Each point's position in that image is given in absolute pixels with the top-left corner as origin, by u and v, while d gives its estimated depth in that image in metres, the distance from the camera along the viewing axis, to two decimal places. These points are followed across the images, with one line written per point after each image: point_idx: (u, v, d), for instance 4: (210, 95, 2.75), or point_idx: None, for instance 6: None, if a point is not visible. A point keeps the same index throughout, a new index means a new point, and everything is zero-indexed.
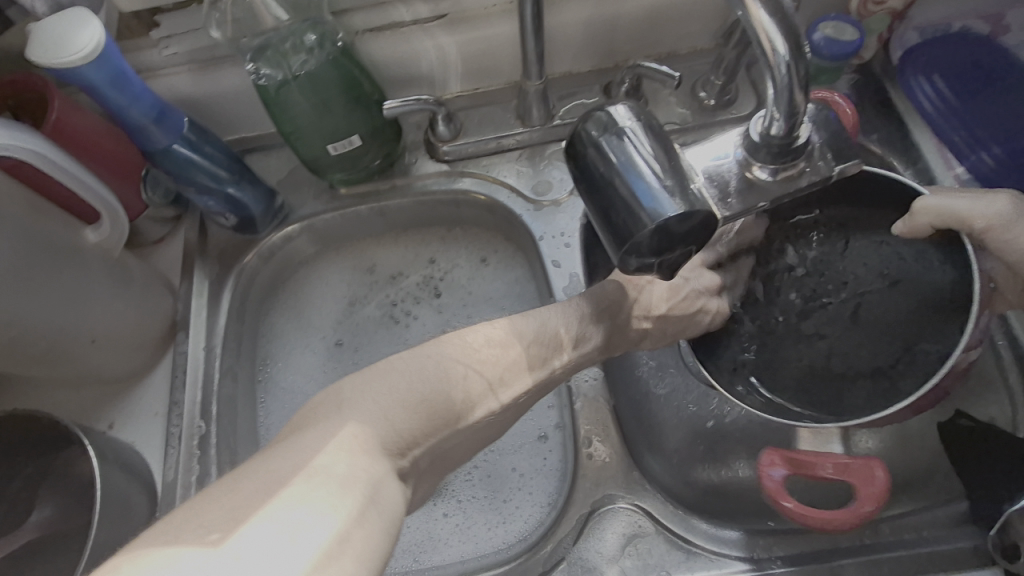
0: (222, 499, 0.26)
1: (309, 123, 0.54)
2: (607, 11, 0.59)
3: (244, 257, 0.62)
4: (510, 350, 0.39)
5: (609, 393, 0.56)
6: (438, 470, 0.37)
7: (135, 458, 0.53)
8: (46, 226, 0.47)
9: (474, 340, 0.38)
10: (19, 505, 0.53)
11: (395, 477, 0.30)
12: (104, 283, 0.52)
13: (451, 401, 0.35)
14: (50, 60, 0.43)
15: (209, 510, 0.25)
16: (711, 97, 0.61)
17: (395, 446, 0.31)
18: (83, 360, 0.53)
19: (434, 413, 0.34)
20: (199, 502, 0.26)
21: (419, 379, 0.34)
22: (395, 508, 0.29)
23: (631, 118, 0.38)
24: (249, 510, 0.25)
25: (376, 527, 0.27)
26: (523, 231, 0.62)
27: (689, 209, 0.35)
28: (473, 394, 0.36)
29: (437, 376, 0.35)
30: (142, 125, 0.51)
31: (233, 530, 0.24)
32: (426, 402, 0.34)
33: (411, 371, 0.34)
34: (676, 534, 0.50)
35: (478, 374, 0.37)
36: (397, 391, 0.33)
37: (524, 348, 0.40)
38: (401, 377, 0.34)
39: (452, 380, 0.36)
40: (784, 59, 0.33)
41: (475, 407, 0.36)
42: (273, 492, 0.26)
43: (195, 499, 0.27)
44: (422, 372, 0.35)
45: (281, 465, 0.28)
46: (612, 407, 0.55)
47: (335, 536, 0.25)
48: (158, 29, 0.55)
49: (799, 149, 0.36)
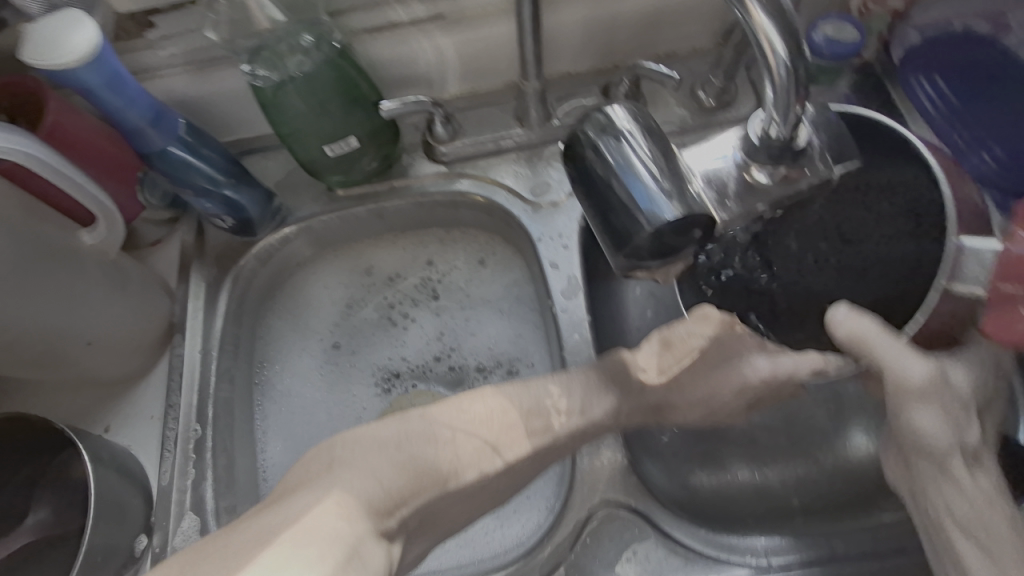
0: (220, 552, 0.29)
1: (305, 125, 0.54)
2: (606, 11, 0.58)
3: (241, 259, 0.61)
4: (503, 417, 0.42)
5: None
6: (427, 523, 0.38)
7: (131, 462, 0.53)
8: (41, 229, 0.47)
9: (468, 408, 0.42)
10: (15, 508, 0.53)
11: (377, 539, 0.31)
12: (100, 286, 0.52)
13: (444, 476, 0.38)
14: (43, 62, 0.43)
15: (208, 560, 0.28)
16: (710, 98, 0.61)
17: (382, 507, 0.34)
18: (79, 363, 0.53)
19: (422, 476, 0.37)
20: (194, 556, 0.29)
21: (409, 445, 0.38)
22: (377, 564, 0.30)
23: (630, 120, 0.38)
24: (248, 558, 0.28)
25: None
26: (522, 233, 0.61)
27: (688, 213, 0.35)
28: (461, 458, 0.39)
29: (427, 442, 0.39)
30: (139, 127, 0.51)
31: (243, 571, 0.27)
32: (415, 465, 0.37)
33: (400, 438, 0.38)
34: (676, 539, 0.49)
35: (467, 447, 0.40)
36: (388, 455, 0.37)
37: (520, 416, 0.42)
38: (393, 452, 0.37)
39: (433, 451, 0.38)
40: (782, 60, 0.32)
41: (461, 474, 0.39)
42: (268, 543, 0.28)
43: (197, 549, 0.30)
44: (411, 448, 0.38)
45: (263, 524, 0.30)
46: None
47: None
48: (153, 30, 0.54)
49: (798, 152, 0.36)
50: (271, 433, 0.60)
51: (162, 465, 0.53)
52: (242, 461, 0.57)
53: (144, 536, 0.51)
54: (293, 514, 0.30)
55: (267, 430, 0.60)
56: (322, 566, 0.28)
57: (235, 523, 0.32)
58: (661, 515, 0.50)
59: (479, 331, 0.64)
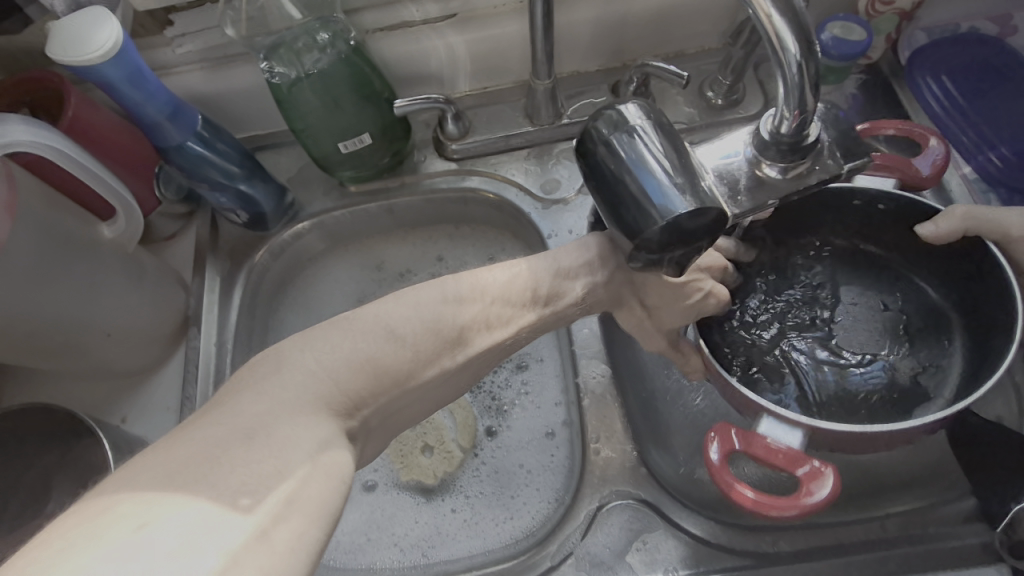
0: (162, 461, 0.27)
1: (320, 121, 0.55)
2: (616, 10, 0.59)
3: (255, 254, 0.62)
4: (480, 300, 0.39)
5: (616, 390, 0.55)
6: (389, 428, 0.38)
7: (146, 452, 0.54)
8: (62, 220, 0.48)
9: (447, 291, 0.38)
10: (34, 496, 0.54)
11: (341, 441, 0.31)
12: (119, 278, 0.53)
13: (426, 355, 0.37)
14: (68, 58, 0.44)
15: (150, 470, 0.27)
16: (718, 97, 0.61)
17: (340, 407, 0.33)
18: (97, 353, 0.54)
19: (382, 375, 0.35)
20: (138, 463, 0.28)
21: (368, 338, 0.35)
22: (346, 467, 0.31)
23: (641, 116, 0.39)
24: (219, 467, 0.27)
25: (331, 483, 0.29)
26: (531, 229, 0.62)
27: (699, 206, 0.35)
28: (424, 353, 0.37)
29: (387, 337, 0.35)
30: (157, 122, 0.52)
31: (262, 498, 0.27)
32: (376, 363, 0.35)
33: (360, 333, 0.35)
34: (683, 530, 0.50)
35: (449, 313, 0.38)
36: (344, 352, 0.34)
37: (501, 293, 0.40)
38: (364, 334, 0.35)
39: (415, 337, 0.36)
40: (795, 58, 0.33)
41: (432, 366, 0.37)
42: (233, 458, 0.28)
43: (139, 456, 0.28)
44: (390, 332, 0.36)
45: (222, 424, 0.29)
46: (619, 404, 0.55)
47: (287, 495, 0.27)
48: (172, 27, 0.55)
49: (808, 147, 0.37)
50: None
51: None
52: None
53: None
54: (254, 428, 0.29)
55: None
56: (286, 478, 0.28)
57: (182, 427, 0.30)
58: (668, 507, 0.51)
59: None
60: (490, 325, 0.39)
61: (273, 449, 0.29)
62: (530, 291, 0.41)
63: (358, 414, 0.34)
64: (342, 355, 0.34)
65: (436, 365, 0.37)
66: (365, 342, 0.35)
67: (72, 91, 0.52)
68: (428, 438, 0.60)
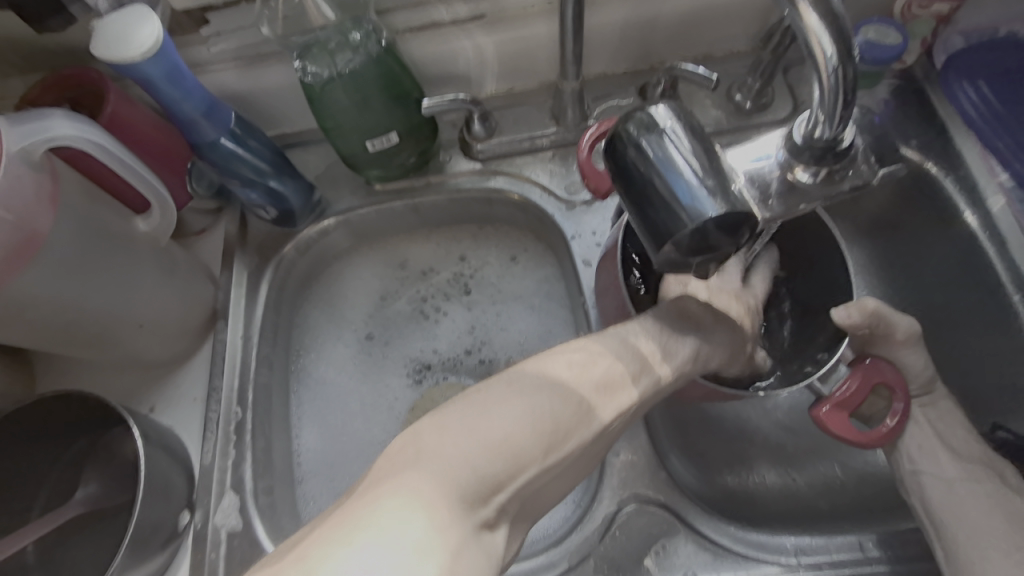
0: (300, 557, 0.25)
1: (349, 120, 0.55)
2: (646, 12, 0.59)
3: (282, 250, 0.63)
4: (595, 364, 0.37)
5: None
6: (528, 512, 0.34)
7: (174, 441, 0.55)
8: (101, 213, 0.50)
9: (556, 364, 0.36)
10: (66, 480, 0.55)
11: (472, 534, 0.28)
12: (151, 270, 0.54)
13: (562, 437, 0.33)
14: (111, 56, 0.45)
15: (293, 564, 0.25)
16: (747, 100, 0.61)
17: (475, 495, 0.29)
18: (129, 343, 0.55)
19: (520, 451, 0.31)
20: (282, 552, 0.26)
21: (519, 415, 0.32)
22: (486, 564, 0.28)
23: (672, 118, 0.39)
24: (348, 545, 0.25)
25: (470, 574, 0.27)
26: (555, 231, 0.62)
27: (730, 211, 0.35)
28: (568, 423, 0.34)
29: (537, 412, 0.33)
30: (193, 119, 0.53)
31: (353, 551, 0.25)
32: (521, 437, 0.32)
33: (512, 407, 0.32)
34: (704, 535, 0.49)
35: (568, 393, 0.35)
36: (490, 428, 0.31)
37: (615, 360, 0.38)
38: (498, 412, 0.32)
39: (555, 406, 0.33)
40: (831, 62, 0.33)
41: (567, 447, 0.34)
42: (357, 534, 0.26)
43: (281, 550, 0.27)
44: (522, 414, 0.32)
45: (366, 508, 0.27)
46: None
47: None
48: (207, 27, 0.56)
49: (841, 153, 0.36)
50: (306, 420, 0.62)
51: (204, 446, 0.55)
52: (279, 446, 0.59)
53: (187, 514, 0.53)
54: (371, 488, 0.28)
55: (302, 417, 0.62)
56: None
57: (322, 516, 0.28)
58: (690, 511, 0.50)
59: (509, 326, 0.66)
60: (615, 396, 0.36)
61: (398, 521, 0.26)
62: (626, 363, 0.38)
63: (493, 502, 0.30)
64: (486, 437, 0.31)
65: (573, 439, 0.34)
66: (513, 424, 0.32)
67: (111, 88, 0.54)
68: None
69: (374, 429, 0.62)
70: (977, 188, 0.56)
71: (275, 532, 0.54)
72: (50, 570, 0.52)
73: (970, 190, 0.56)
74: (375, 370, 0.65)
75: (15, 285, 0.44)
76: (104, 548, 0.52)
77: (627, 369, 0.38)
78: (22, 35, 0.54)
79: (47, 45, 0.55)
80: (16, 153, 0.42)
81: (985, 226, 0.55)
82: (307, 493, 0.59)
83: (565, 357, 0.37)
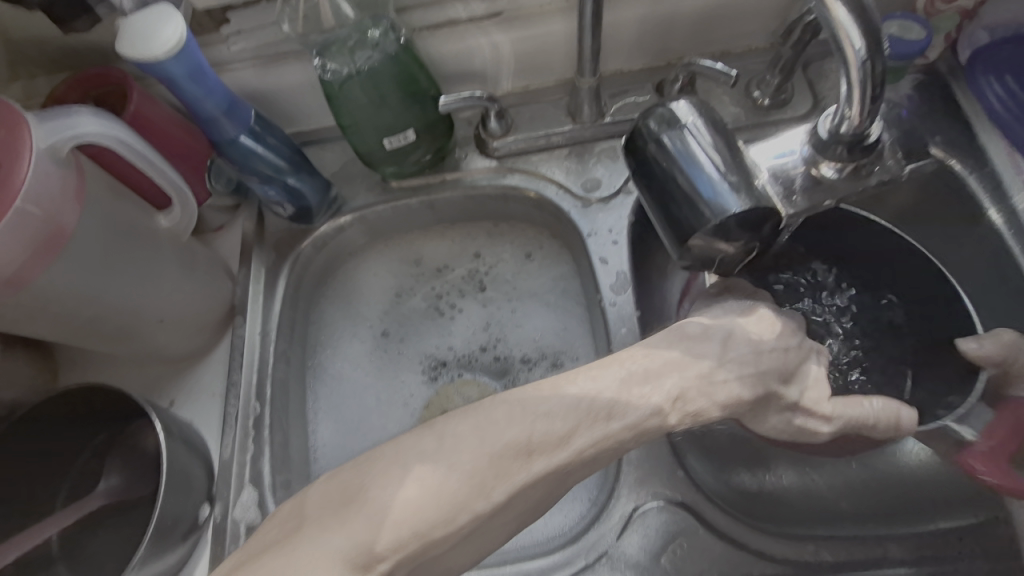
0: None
1: (366, 117, 0.56)
2: (663, 8, 0.58)
3: (299, 246, 0.64)
4: (538, 420, 0.37)
5: None
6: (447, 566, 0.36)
7: (194, 434, 0.55)
8: (125, 209, 0.50)
9: (496, 417, 0.37)
10: (89, 472, 0.56)
11: None
12: (173, 266, 0.55)
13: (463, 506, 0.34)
14: (137, 55, 0.46)
15: None
16: (765, 97, 0.60)
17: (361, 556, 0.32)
18: (150, 338, 0.56)
19: (418, 515, 0.34)
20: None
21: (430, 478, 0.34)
22: None
23: (693, 114, 0.38)
24: None
25: None
26: (570, 228, 0.62)
27: (754, 206, 0.35)
28: (481, 487, 0.35)
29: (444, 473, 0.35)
30: (214, 117, 0.53)
31: None
32: (419, 500, 0.34)
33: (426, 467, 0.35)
34: (720, 534, 0.49)
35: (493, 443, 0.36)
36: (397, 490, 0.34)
37: (590, 409, 0.37)
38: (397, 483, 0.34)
39: (473, 467, 0.35)
40: (860, 54, 0.32)
41: (470, 513, 0.34)
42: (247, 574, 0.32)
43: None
44: (420, 487, 0.34)
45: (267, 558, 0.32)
46: None
47: None
48: (228, 25, 0.57)
49: (868, 148, 0.36)
50: (323, 415, 0.63)
51: (223, 439, 0.56)
52: (296, 441, 0.60)
53: (206, 507, 0.54)
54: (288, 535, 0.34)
55: (319, 413, 0.63)
56: None
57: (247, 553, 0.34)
58: (707, 511, 0.50)
59: (524, 323, 0.66)
60: (551, 450, 0.36)
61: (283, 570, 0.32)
62: (595, 408, 0.38)
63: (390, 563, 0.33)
64: (375, 509, 0.33)
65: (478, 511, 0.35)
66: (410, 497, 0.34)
67: (132, 88, 0.54)
68: None
69: (390, 425, 0.63)
70: (1003, 185, 0.54)
71: None
72: (73, 560, 0.53)
73: (996, 187, 0.55)
74: (390, 367, 0.65)
75: (41, 279, 0.45)
76: (126, 538, 0.53)
77: (558, 431, 0.36)
78: (47, 35, 0.55)
79: (71, 44, 0.56)
80: (43, 149, 0.43)
81: (1013, 223, 0.54)
82: None
83: (491, 418, 0.37)
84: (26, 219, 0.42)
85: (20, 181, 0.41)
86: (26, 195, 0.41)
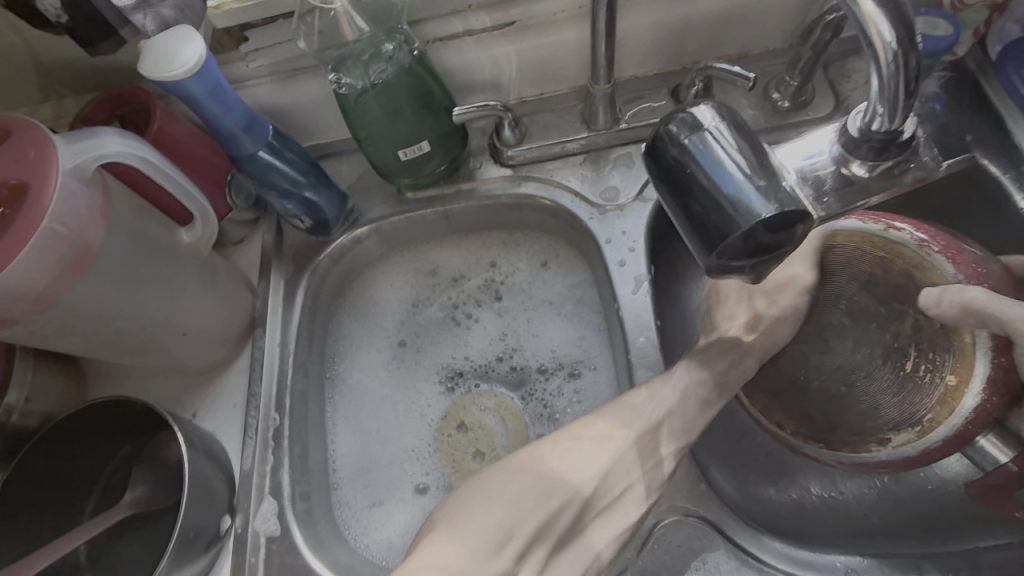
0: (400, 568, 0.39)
1: (381, 130, 0.56)
2: (680, 11, 0.58)
3: (316, 258, 0.64)
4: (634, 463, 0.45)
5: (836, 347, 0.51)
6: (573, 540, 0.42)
7: (216, 446, 0.56)
8: (149, 227, 0.52)
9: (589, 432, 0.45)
10: (114, 483, 0.57)
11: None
12: (195, 280, 0.56)
13: (554, 508, 0.41)
14: (160, 74, 0.47)
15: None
16: (785, 99, 0.59)
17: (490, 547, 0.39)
18: (173, 351, 0.57)
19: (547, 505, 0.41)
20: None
21: (530, 487, 0.42)
22: None
23: (716, 118, 0.38)
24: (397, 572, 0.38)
25: None
26: (587, 236, 0.62)
27: (781, 211, 0.34)
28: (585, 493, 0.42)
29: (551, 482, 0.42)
30: (233, 133, 0.54)
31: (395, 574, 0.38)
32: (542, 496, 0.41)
33: (522, 488, 0.42)
34: (747, 551, 0.47)
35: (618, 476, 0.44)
36: (512, 497, 0.41)
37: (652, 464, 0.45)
38: (487, 499, 0.41)
39: (573, 480, 0.42)
40: (892, 45, 0.31)
41: (563, 511, 0.42)
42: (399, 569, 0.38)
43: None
44: (507, 499, 0.41)
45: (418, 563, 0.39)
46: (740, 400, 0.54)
47: None
48: (246, 43, 0.57)
49: (901, 145, 0.35)
50: (340, 427, 0.63)
51: (244, 451, 0.57)
52: (315, 453, 0.60)
53: (228, 518, 0.55)
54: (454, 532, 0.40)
55: (336, 425, 0.63)
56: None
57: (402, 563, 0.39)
58: (730, 526, 0.48)
59: (541, 333, 0.65)
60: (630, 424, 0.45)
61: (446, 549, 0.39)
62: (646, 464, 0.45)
63: (512, 551, 0.40)
64: (471, 518, 0.41)
65: (568, 509, 0.42)
66: (497, 506, 0.41)
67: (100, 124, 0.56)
68: (481, 443, 0.61)
69: (407, 437, 0.63)
70: None
71: (312, 538, 0.55)
72: (99, 570, 0.54)
73: None
74: (407, 378, 0.65)
75: (70, 295, 0.46)
76: (149, 549, 0.54)
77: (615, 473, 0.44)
78: (74, 56, 0.57)
79: (97, 65, 0.58)
80: (71, 169, 0.44)
81: None
82: (342, 499, 0.60)
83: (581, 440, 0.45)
84: (55, 238, 0.43)
85: (47, 202, 0.43)
86: (53, 216, 0.43)
